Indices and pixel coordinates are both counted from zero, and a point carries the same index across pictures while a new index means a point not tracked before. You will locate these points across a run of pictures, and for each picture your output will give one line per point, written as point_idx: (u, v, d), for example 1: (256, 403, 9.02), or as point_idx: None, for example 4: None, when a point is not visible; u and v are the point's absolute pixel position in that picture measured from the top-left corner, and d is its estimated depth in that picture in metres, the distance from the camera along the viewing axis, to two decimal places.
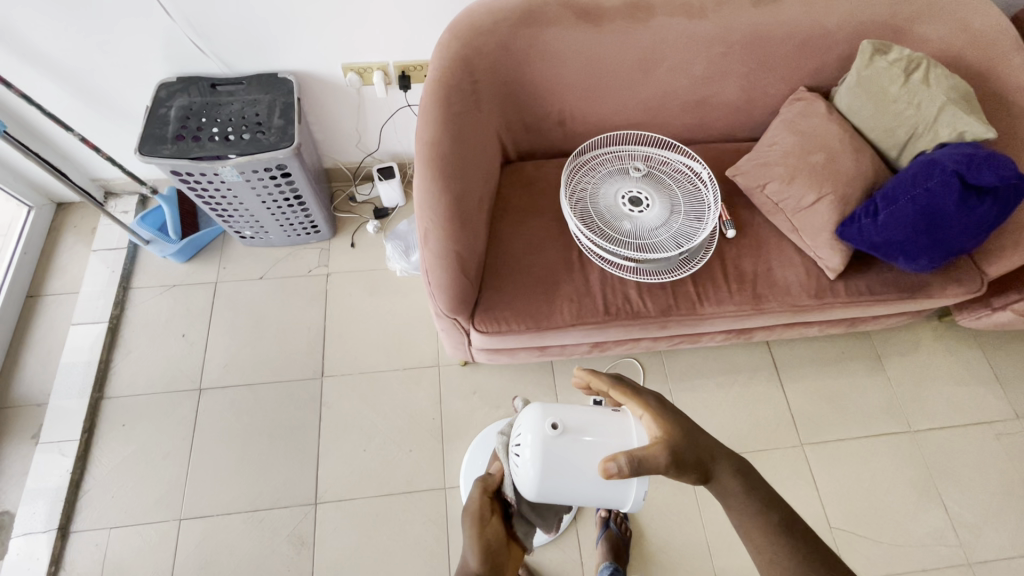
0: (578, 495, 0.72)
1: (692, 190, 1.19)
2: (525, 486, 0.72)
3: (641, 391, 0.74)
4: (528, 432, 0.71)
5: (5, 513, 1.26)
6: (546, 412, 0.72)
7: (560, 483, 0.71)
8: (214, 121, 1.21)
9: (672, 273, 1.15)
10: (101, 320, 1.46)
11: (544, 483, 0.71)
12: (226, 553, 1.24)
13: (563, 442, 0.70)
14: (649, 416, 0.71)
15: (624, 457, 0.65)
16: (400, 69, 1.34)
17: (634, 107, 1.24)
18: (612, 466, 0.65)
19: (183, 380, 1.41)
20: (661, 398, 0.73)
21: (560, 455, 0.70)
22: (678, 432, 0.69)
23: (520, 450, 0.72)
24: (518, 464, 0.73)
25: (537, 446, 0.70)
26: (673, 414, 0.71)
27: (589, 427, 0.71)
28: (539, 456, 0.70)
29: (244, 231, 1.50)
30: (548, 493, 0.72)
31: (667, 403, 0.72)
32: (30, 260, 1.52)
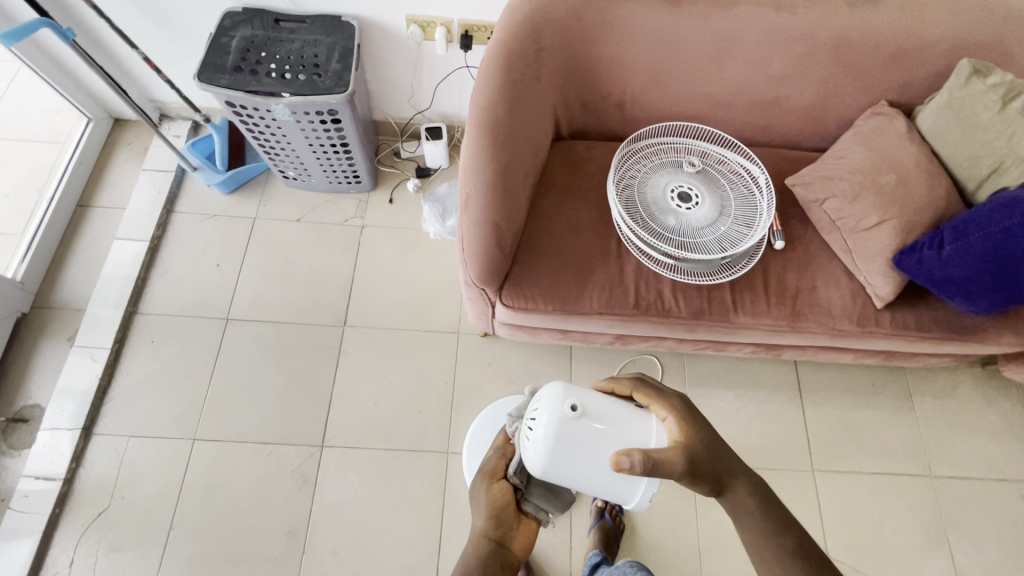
0: (583, 483, 0.71)
1: (746, 195, 1.13)
2: (532, 463, 0.71)
3: (666, 394, 0.72)
4: (546, 409, 0.70)
5: (35, 405, 1.34)
6: (566, 393, 0.71)
7: (568, 468, 0.70)
8: (273, 57, 1.21)
9: (712, 277, 1.11)
10: (144, 239, 1.51)
11: (553, 462, 0.70)
12: (234, 477, 1.29)
13: (579, 426, 0.69)
14: (672, 421, 0.69)
15: (639, 455, 0.64)
16: (464, 28, 1.30)
17: (700, 100, 1.18)
18: (625, 461, 0.64)
19: (212, 308, 1.45)
20: (687, 402, 0.71)
21: (573, 439, 0.69)
22: (699, 440, 0.67)
23: (534, 425, 0.71)
24: (529, 439, 0.72)
25: (552, 426, 0.69)
26: (698, 422, 0.69)
27: (607, 416, 0.70)
28: (552, 435, 0.69)
29: (287, 171, 1.50)
30: (554, 476, 0.71)
31: (692, 410, 0.71)
32: (84, 170, 1.57)
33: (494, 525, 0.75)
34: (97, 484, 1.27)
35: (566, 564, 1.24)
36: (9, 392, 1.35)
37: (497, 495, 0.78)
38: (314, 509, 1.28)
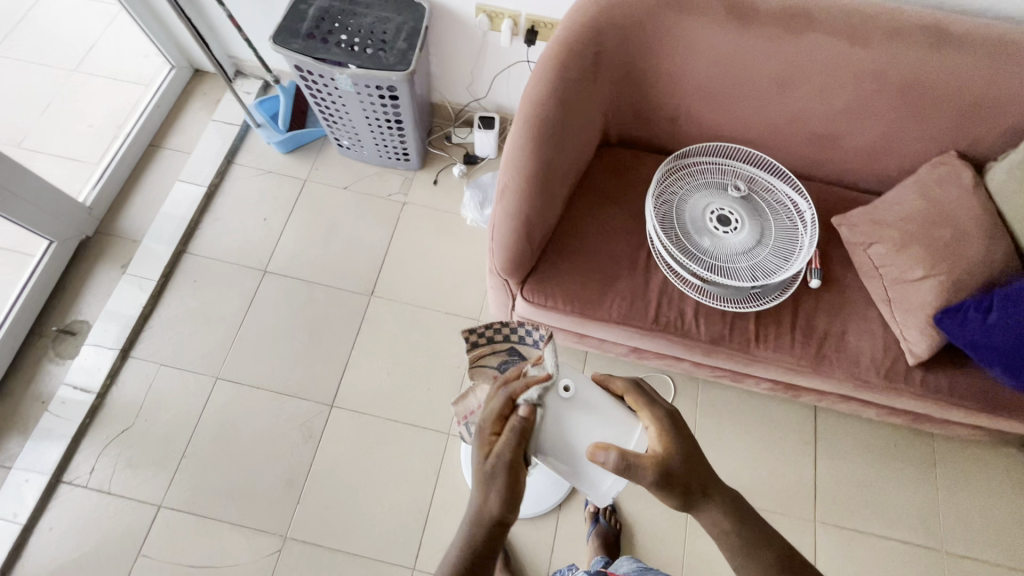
0: (557, 463, 0.73)
1: (788, 228, 1.10)
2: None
3: (655, 403, 0.71)
4: (542, 382, 0.73)
5: (85, 321, 1.45)
6: (563, 373, 0.73)
7: (547, 445, 0.72)
8: (344, 28, 1.26)
9: (737, 304, 1.09)
10: (203, 184, 1.60)
11: (534, 435, 0.71)
12: (246, 420, 1.36)
13: (567, 406, 0.71)
14: (654, 432, 0.68)
15: (617, 452, 0.64)
16: (530, 22, 1.32)
17: (755, 124, 1.15)
18: (601, 455, 0.64)
19: (253, 258, 1.53)
20: (673, 416, 0.70)
21: (559, 418, 0.71)
22: (676, 455, 0.66)
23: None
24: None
25: (541, 398, 0.72)
26: (680, 438, 0.68)
27: (596, 406, 0.72)
28: (540, 408, 0.71)
29: (342, 140, 1.56)
30: (531, 449, 0.73)
31: (677, 424, 0.69)
32: (161, 113, 1.68)
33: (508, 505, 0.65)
34: (126, 402, 1.37)
35: (545, 564, 1.25)
36: (64, 306, 1.47)
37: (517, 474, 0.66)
38: (314, 464, 1.33)
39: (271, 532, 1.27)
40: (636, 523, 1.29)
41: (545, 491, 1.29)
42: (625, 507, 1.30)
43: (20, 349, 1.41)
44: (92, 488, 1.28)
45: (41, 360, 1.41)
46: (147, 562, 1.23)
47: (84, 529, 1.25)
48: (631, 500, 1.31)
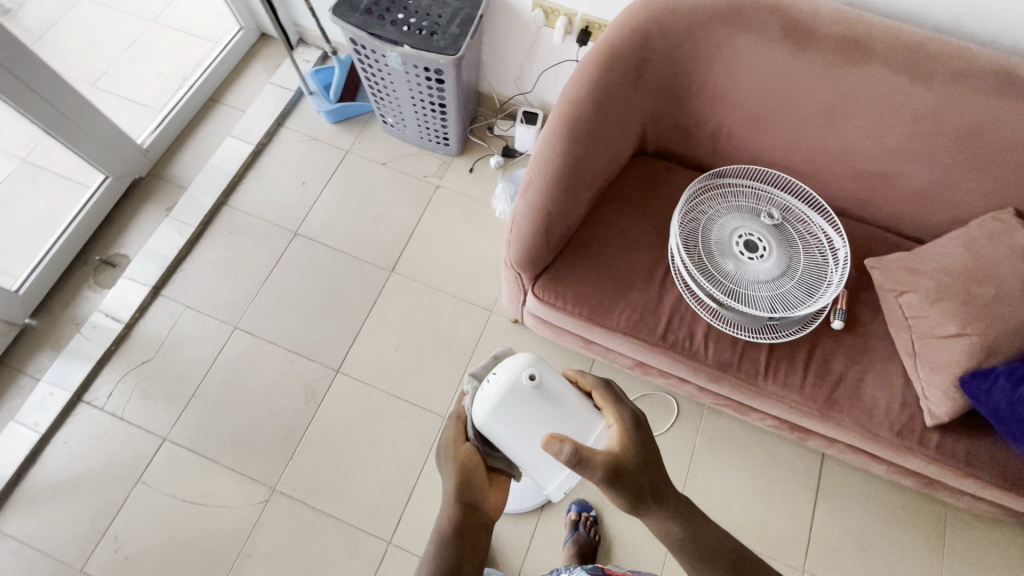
0: (513, 451, 0.73)
1: (818, 263, 1.06)
2: (476, 411, 0.72)
3: (623, 404, 0.73)
4: (508, 370, 0.71)
5: (126, 255, 1.54)
6: (531, 362, 0.72)
7: (506, 431, 0.71)
8: (402, 7, 1.28)
9: (752, 333, 1.05)
10: (251, 142, 1.67)
11: (495, 421, 0.71)
12: (255, 371, 1.42)
13: (533, 396, 0.71)
14: (616, 430, 0.70)
15: (571, 446, 0.64)
16: (585, 23, 1.31)
17: (799, 152, 1.11)
18: (555, 446, 0.65)
19: (287, 219, 1.58)
20: (637, 418, 0.72)
21: (522, 405, 0.71)
22: (633, 456, 0.68)
23: (491, 379, 0.72)
24: (481, 389, 0.73)
25: (507, 387, 0.70)
26: (640, 440, 0.69)
27: (561, 398, 0.72)
28: (504, 394, 0.70)
29: (387, 117, 1.60)
30: (490, 433, 0.72)
31: (641, 427, 0.71)
32: (224, 70, 1.76)
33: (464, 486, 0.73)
34: (150, 337, 1.44)
35: (518, 562, 1.25)
36: (109, 239, 1.57)
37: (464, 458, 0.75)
38: (312, 424, 1.37)
39: (262, 482, 1.31)
40: (616, 538, 1.27)
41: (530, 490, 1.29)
42: (608, 520, 1.29)
43: (65, 273, 1.52)
44: (107, 412, 1.36)
45: (82, 287, 1.51)
46: (145, 489, 1.30)
47: (95, 448, 1.33)
48: (614, 514, 1.29)
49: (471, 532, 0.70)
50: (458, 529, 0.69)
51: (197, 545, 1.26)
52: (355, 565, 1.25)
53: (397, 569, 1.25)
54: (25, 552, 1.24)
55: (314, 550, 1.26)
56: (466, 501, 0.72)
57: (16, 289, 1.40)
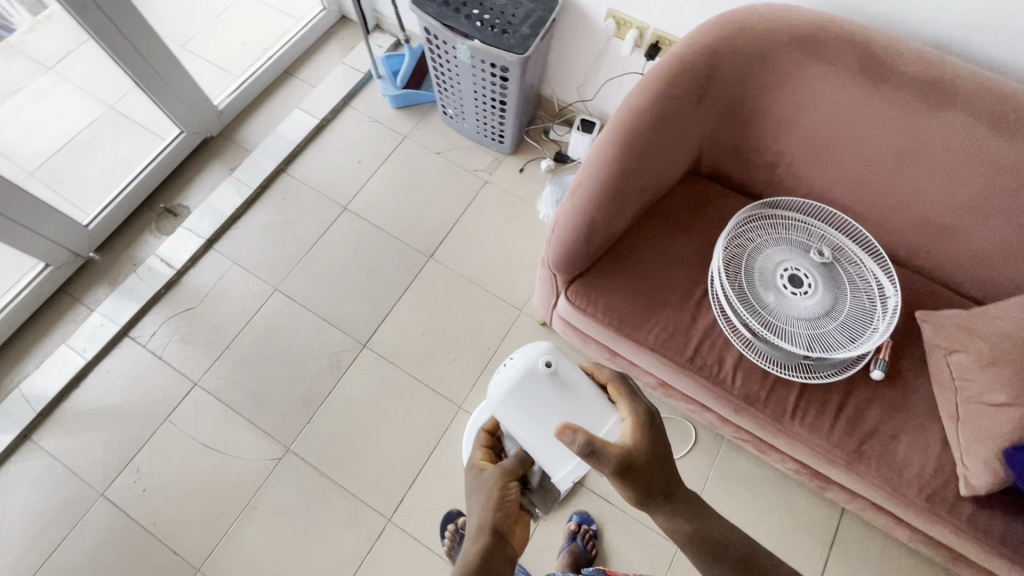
0: (523, 436, 0.74)
1: (865, 309, 1.02)
2: (491, 393, 0.75)
3: (637, 398, 0.72)
4: (525, 354, 0.74)
5: (187, 207, 1.64)
6: (548, 350, 0.74)
7: (519, 415, 0.73)
8: (478, 3, 1.31)
9: (783, 370, 1.02)
10: (317, 117, 1.74)
11: (508, 403, 0.74)
12: (288, 334, 1.47)
13: (548, 382, 0.73)
14: (629, 424, 0.69)
15: (583, 436, 0.64)
16: (656, 37, 1.31)
17: (860, 192, 1.07)
18: (567, 435, 0.64)
19: (339, 194, 1.64)
20: (651, 414, 0.71)
21: (537, 391, 0.73)
22: (645, 451, 0.67)
23: (509, 363, 0.75)
24: (499, 373, 0.76)
25: (522, 369, 0.73)
26: (653, 436, 0.69)
27: (576, 388, 0.73)
28: (520, 377, 0.73)
29: (448, 108, 1.64)
30: (503, 416, 0.74)
31: (654, 423, 0.70)
32: (303, 46, 1.85)
33: (501, 515, 0.71)
34: (197, 286, 1.52)
35: None
36: (175, 189, 1.66)
37: (507, 487, 0.74)
38: (333, 393, 1.41)
39: (278, 440, 1.36)
40: (612, 557, 1.25)
41: None
42: (608, 536, 1.27)
43: (132, 215, 1.62)
44: (149, 349, 1.45)
45: (144, 230, 1.61)
46: (171, 428, 1.37)
47: (132, 382, 1.41)
48: (615, 532, 1.27)
49: (496, 555, 0.68)
50: (487, 552, 0.67)
51: (209, 490, 1.31)
52: (353, 537, 1.27)
53: (392, 547, 1.27)
54: (56, 467, 1.32)
55: (316, 514, 1.29)
56: (497, 528, 0.70)
57: (87, 223, 1.50)
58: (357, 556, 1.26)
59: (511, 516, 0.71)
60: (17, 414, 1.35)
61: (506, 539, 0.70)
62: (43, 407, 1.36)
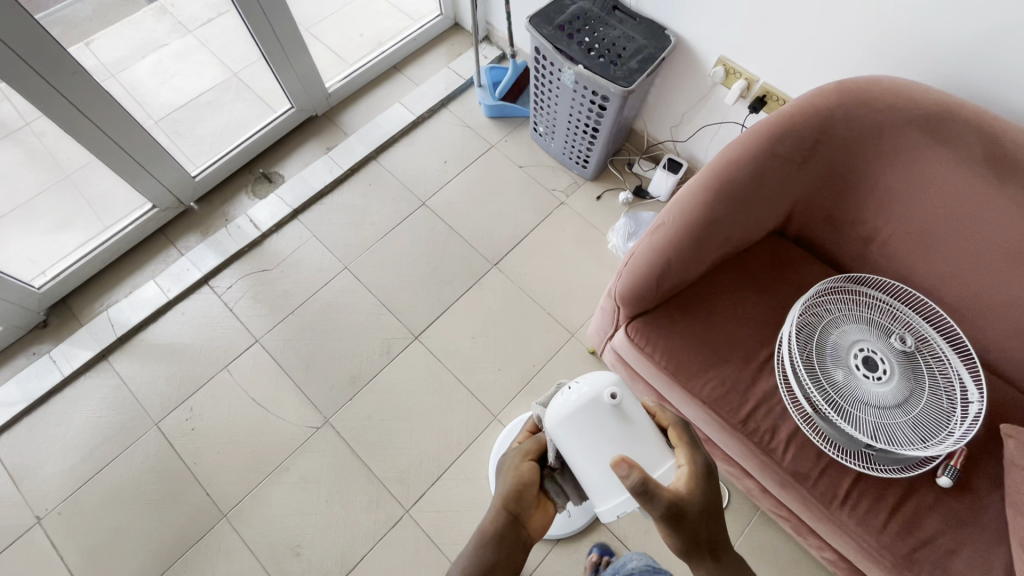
0: (575, 462, 0.73)
1: (942, 411, 0.95)
2: (550, 414, 0.75)
3: (697, 449, 0.71)
4: (591, 382, 0.73)
5: (282, 176, 1.75)
6: (614, 381, 0.74)
7: (576, 441, 0.72)
8: (592, 32, 1.34)
9: (840, 454, 0.97)
10: (414, 113, 1.82)
11: (566, 427, 0.73)
12: (348, 311, 1.53)
13: (610, 415, 0.72)
14: (685, 472, 0.68)
15: (639, 473, 0.62)
16: (763, 91, 1.30)
17: (959, 286, 1.01)
18: (622, 469, 0.63)
19: (419, 189, 1.71)
20: (709, 468, 0.69)
21: (597, 421, 0.72)
22: (697, 503, 0.66)
23: (573, 388, 0.75)
24: (561, 396, 0.76)
25: (587, 396, 0.73)
26: (707, 489, 0.67)
27: (636, 426, 0.72)
28: (583, 404, 0.73)
29: (540, 126, 1.68)
30: (559, 440, 0.74)
31: (710, 477, 0.69)
32: (414, 46, 1.94)
33: (515, 501, 0.74)
34: (277, 250, 1.62)
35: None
36: (274, 158, 1.78)
37: (522, 475, 0.77)
38: (378, 377, 1.46)
39: (319, 410, 1.42)
40: None
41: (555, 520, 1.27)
42: None
43: (233, 175, 1.75)
44: (223, 300, 1.55)
45: (240, 191, 1.73)
46: (227, 377, 1.45)
47: (202, 327, 1.51)
48: None
49: (507, 535, 0.71)
50: (498, 536, 0.71)
51: (249, 443, 1.38)
52: (370, 519, 1.30)
53: (405, 538, 1.28)
54: (122, 390, 1.43)
55: (341, 489, 1.33)
56: (512, 509, 0.74)
57: (195, 175, 1.64)
58: (370, 539, 1.28)
59: (525, 502, 0.74)
60: (100, 334, 1.48)
61: (522, 524, 0.74)
62: (123, 333, 1.48)
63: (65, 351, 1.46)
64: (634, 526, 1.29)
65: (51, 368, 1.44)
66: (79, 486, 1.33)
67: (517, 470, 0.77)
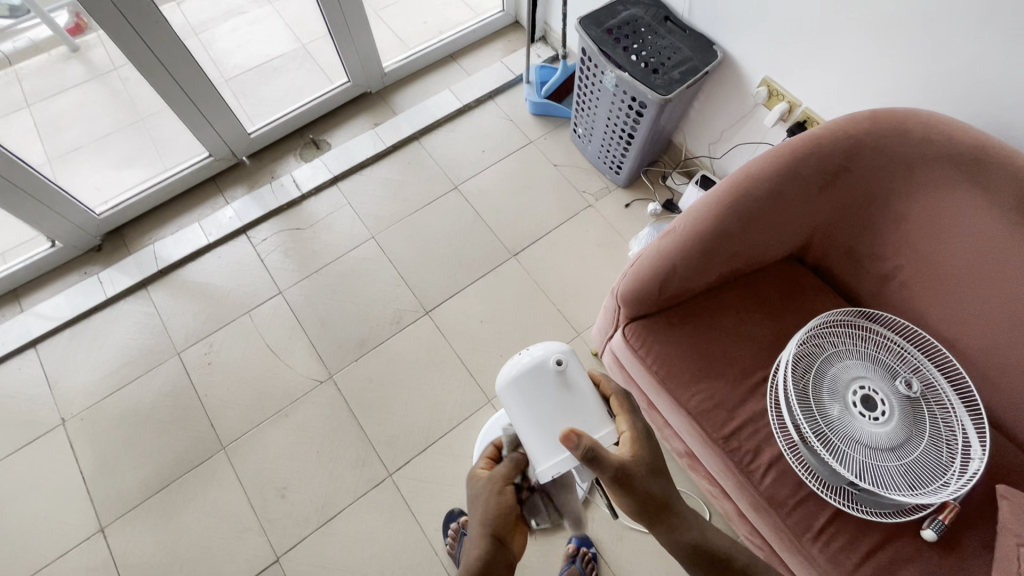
0: (519, 423, 0.76)
1: (937, 461, 0.91)
2: (501, 376, 0.79)
3: (636, 415, 0.77)
4: (541, 348, 0.78)
5: (329, 144, 1.85)
6: (563, 350, 0.78)
7: (522, 403, 0.76)
8: (640, 39, 1.36)
9: (822, 489, 0.94)
10: (462, 101, 1.88)
11: (513, 388, 0.77)
12: (368, 278, 1.60)
13: (553, 379, 0.76)
14: (627, 437, 0.73)
15: (587, 441, 0.65)
16: (804, 116, 1.29)
17: (975, 336, 0.96)
18: (571, 441, 0.64)
19: (454, 174, 1.76)
20: (647, 432, 0.75)
21: (542, 385, 0.76)
22: (643, 463, 0.71)
23: (525, 353, 0.79)
24: (513, 361, 0.80)
25: (536, 360, 0.77)
26: (649, 450, 0.73)
27: (577, 391, 0.76)
28: (531, 367, 0.77)
29: (580, 127, 1.70)
30: (505, 401, 0.77)
31: (650, 440, 0.74)
32: (472, 37, 2.01)
33: (498, 520, 0.76)
34: (313, 211, 1.71)
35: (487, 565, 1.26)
36: (325, 127, 1.89)
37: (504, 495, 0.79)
38: (385, 343, 1.51)
39: (325, 366, 1.49)
40: None
41: None
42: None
43: (286, 137, 1.86)
44: (256, 250, 1.65)
45: (289, 153, 1.84)
46: (248, 321, 1.54)
47: (234, 272, 1.61)
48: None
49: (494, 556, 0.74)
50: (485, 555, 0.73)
51: (257, 386, 1.46)
52: (354, 476, 1.36)
53: (384, 500, 1.33)
54: (155, 319, 1.55)
55: (332, 442, 1.39)
56: (494, 528, 0.76)
57: (251, 132, 1.76)
58: (351, 495, 1.33)
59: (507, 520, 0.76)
60: (144, 265, 1.61)
61: (503, 544, 0.76)
62: (163, 267, 1.61)
63: (111, 275, 1.60)
64: (608, 531, 1.29)
65: (97, 289, 1.57)
66: (103, 398, 1.45)
67: (498, 491, 0.79)
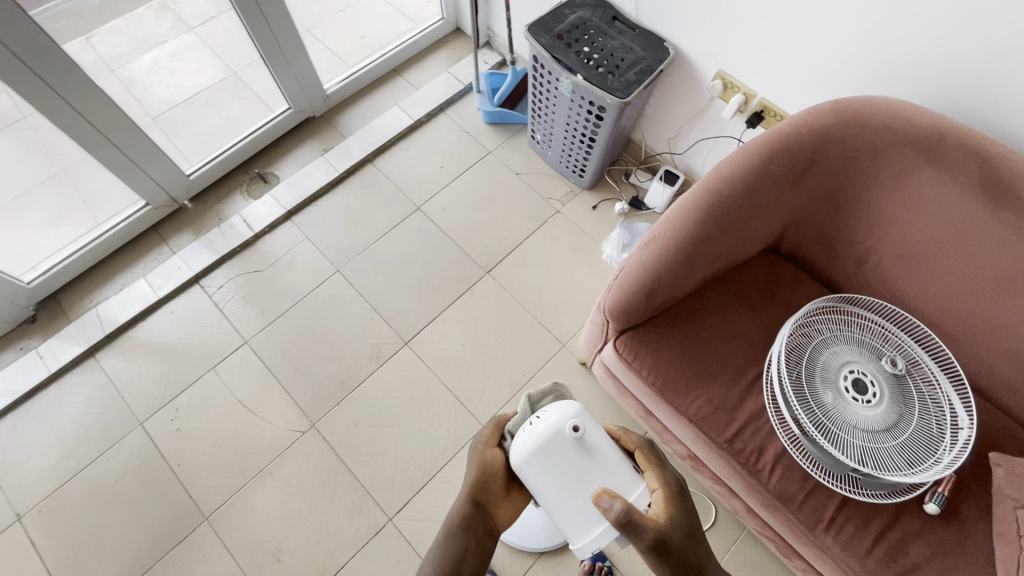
0: (546, 497, 0.75)
1: (931, 436, 0.92)
2: (517, 450, 0.76)
3: (665, 470, 0.76)
4: (554, 416, 0.75)
5: (276, 175, 1.75)
6: (576, 413, 0.76)
7: (544, 476, 0.74)
8: (591, 42, 1.33)
9: (827, 478, 0.94)
10: (412, 117, 1.81)
11: (532, 462, 0.75)
12: (338, 315, 1.52)
13: (573, 447, 0.74)
14: (660, 495, 0.72)
15: (621, 503, 0.68)
16: (761, 106, 1.30)
17: (949, 308, 1.00)
18: (605, 501, 0.69)
19: (414, 194, 1.70)
20: (680, 486, 0.74)
21: (562, 454, 0.74)
22: (678, 524, 0.69)
23: (538, 421, 0.77)
24: (525, 431, 0.77)
25: (551, 430, 0.74)
26: (682, 506, 0.72)
27: (600, 455, 0.75)
28: (547, 438, 0.74)
29: (537, 134, 1.67)
30: (526, 474, 0.75)
31: (682, 495, 0.73)
32: (413, 49, 1.94)
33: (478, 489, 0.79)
34: (270, 251, 1.61)
35: None
36: (270, 159, 1.78)
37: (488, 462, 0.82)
38: (366, 381, 1.45)
39: (305, 414, 1.41)
40: None
41: (540, 533, 1.26)
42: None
43: (228, 174, 1.74)
44: (214, 300, 1.54)
45: (235, 190, 1.72)
46: (214, 377, 1.44)
47: (190, 326, 1.50)
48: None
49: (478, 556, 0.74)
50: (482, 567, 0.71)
51: (234, 447, 1.37)
52: (353, 526, 1.29)
53: (388, 546, 1.27)
54: (109, 388, 1.43)
55: (324, 494, 1.32)
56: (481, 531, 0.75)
57: (190, 173, 1.64)
58: (353, 545, 1.27)
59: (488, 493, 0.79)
60: (88, 331, 1.47)
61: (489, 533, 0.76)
62: (111, 331, 1.48)
63: (52, 346, 1.46)
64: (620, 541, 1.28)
65: (38, 364, 1.43)
66: (62, 482, 1.32)
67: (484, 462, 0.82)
